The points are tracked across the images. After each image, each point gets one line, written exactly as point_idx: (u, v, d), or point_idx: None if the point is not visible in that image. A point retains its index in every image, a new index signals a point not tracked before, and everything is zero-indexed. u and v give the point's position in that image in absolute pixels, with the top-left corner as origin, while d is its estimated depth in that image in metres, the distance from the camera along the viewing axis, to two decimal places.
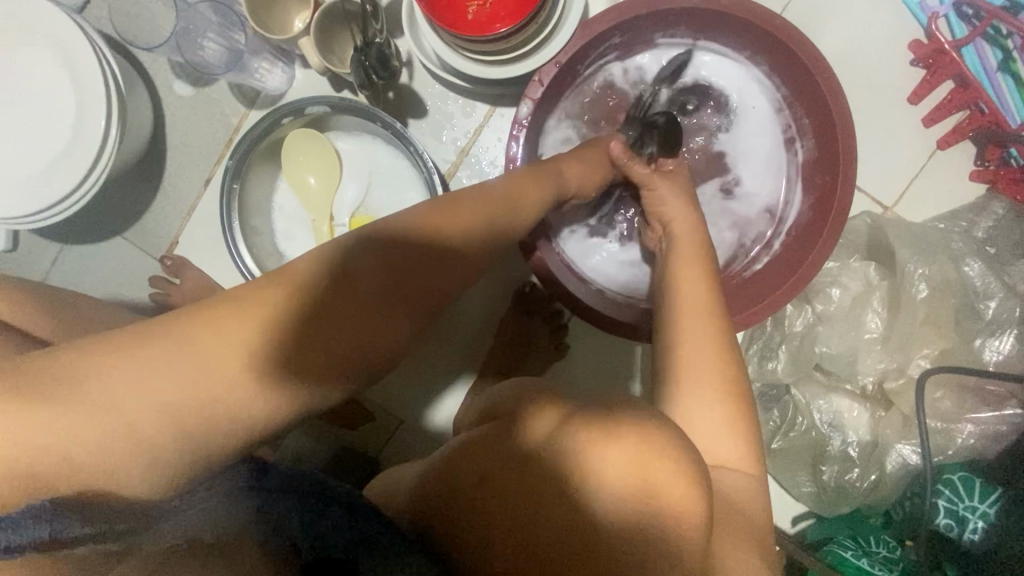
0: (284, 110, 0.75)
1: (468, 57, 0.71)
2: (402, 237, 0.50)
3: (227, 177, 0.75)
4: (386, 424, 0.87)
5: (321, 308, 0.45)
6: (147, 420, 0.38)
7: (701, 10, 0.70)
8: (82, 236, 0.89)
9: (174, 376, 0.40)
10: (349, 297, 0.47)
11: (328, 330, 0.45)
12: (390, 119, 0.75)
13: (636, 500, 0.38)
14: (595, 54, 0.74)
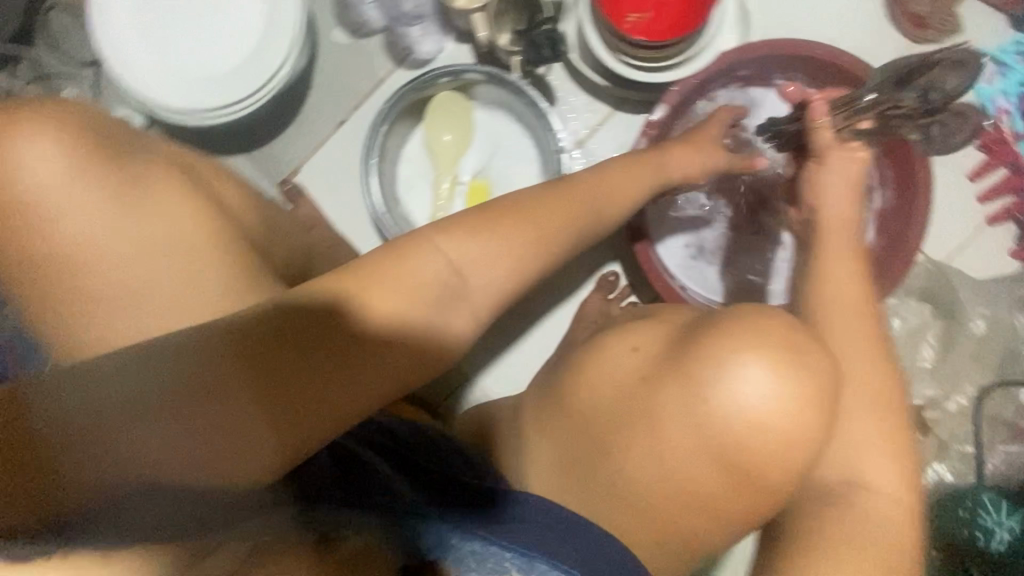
0: (441, 72, 0.85)
1: (618, 59, 0.81)
2: (454, 245, 0.52)
3: (380, 118, 0.84)
4: (453, 378, 0.93)
5: (345, 328, 0.46)
6: (137, 447, 0.41)
7: (822, 61, 0.81)
8: (208, 146, 0.94)
9: (182, 407, 0.42)
10: (389, 299, 0.48)
11: (351, 343, 0.46)
12: (534, 99, 0.85)
13: (780, 407, 0.52)
14: (721, 80, 0.84)
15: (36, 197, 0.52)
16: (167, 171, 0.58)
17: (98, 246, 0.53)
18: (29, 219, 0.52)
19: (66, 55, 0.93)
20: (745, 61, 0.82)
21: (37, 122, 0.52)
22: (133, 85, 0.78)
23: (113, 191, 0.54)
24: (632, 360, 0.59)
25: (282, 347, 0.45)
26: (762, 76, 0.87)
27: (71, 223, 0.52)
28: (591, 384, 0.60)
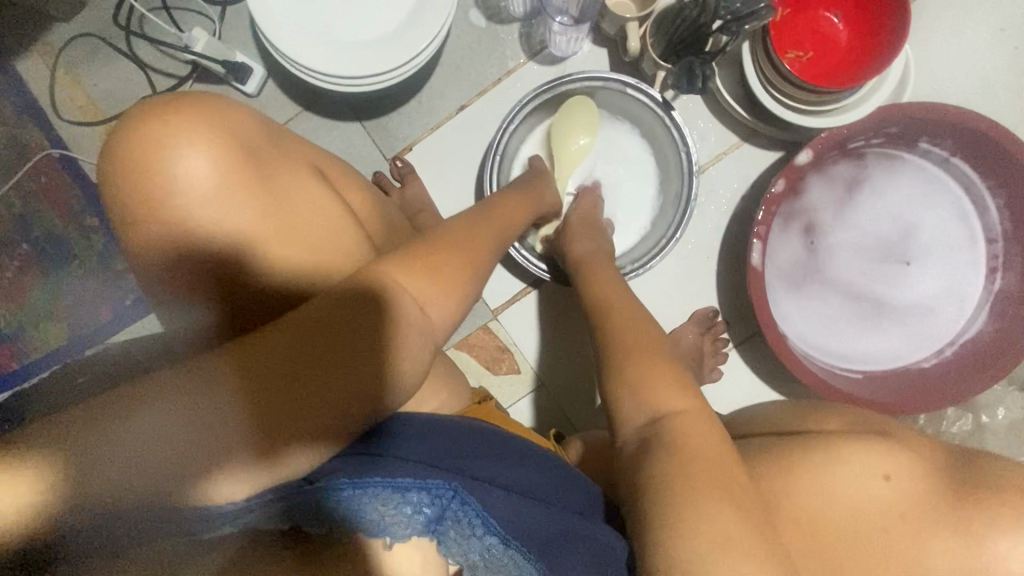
0: (597, 76, 0.84)
1: (772, 96, 0.78)
2: (409, 279, 0.48)
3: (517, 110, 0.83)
4: (528, 382, 0.96)
5: (349, 335, 0.43)
6: (129, 470, 0.38)
7: (981, 135, 0.78)
8: (324, 108, 0.92)
9: (178, 436, 0.39)
10: (366, 331, 0.44)
11: (329, 377, 0.42)
12: (678, 130, 0.83)
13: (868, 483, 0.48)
14: (868, 135, 0.80)
15: (194, 196, 0.53)
16: (301, 169, 0.58)
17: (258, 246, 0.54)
18: (196, 219, 0.53)
19: None
20: (898, 120, 0.78)
21: (203, 126, 0.53)
22: (271, 36, 0.75)
23: (259, 186, 0.54)
24: (881, 494, 0.48)
25: (290, 346, 0.42)
26: (909, 138, 0.83)
27: (223, 217, 0.53)
28: (807, 495, 0.48)
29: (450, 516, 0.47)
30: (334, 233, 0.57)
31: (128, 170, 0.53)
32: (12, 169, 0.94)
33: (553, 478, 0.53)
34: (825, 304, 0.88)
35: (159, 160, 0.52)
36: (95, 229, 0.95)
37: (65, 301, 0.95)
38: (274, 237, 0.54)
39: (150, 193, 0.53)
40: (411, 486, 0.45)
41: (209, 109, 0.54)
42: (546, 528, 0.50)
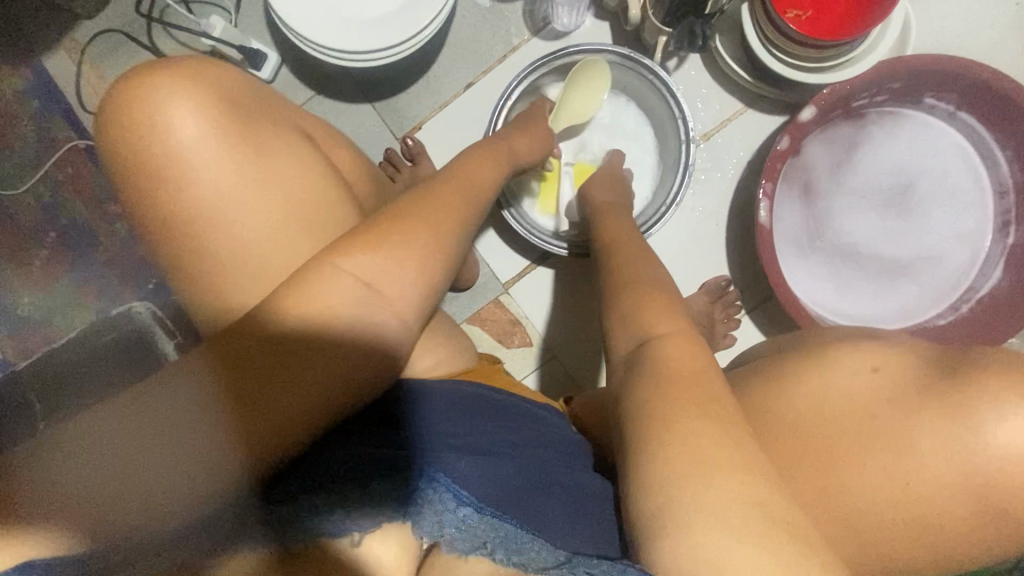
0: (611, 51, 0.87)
1: (771, 55, 0.79)
2: (354, 260, 0.49)
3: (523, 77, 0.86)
4: (540, 354, 0.97)
5: (292, 330, 0.46)
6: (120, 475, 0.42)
7: (988, 86, 0.78)
8: (335, 92, 0.95)
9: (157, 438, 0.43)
10: (311, 326, 0.46)
11: (281, 378, 0.45)
12: (674, 99, 0.87)
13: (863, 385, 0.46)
14: (872, 91, 0.81)
15: (173, 153, 0.54)
16: (285, 135, 0.59)
17: (233, 198, 0.55)
18: (174, 169, 0.54)
19: None
20: (902, 74, 0.79)
21: (187, 84, 0.54)
22: (285, 13, 0.78)
23: (236, 151, 0.55)
24: (872, 383, 0.46)
25: (250, 346, 0.45)
26: (913, 94, 0.83)
27: (198, 179, 0.54)
28: (798, 397, 0.47)
29: (419, 493, 0.47)
30: (317, 198, 0.58)
31: (112, 138, 0.55)
32: (40, 160, 0.98)
33: (534, 438, 0.57)
34: (834, 261, 0.88)
35: (142, 112, 0.53)
36: (118, 215, 0.98)
37: (88, 285, 0.98)
38: (248, 199, 0.55)
39: (132, 144, 0.54)
40: (375, 475, 0.47)
41: (200, 70, 0.56)
42: (525, 485, 0.50)
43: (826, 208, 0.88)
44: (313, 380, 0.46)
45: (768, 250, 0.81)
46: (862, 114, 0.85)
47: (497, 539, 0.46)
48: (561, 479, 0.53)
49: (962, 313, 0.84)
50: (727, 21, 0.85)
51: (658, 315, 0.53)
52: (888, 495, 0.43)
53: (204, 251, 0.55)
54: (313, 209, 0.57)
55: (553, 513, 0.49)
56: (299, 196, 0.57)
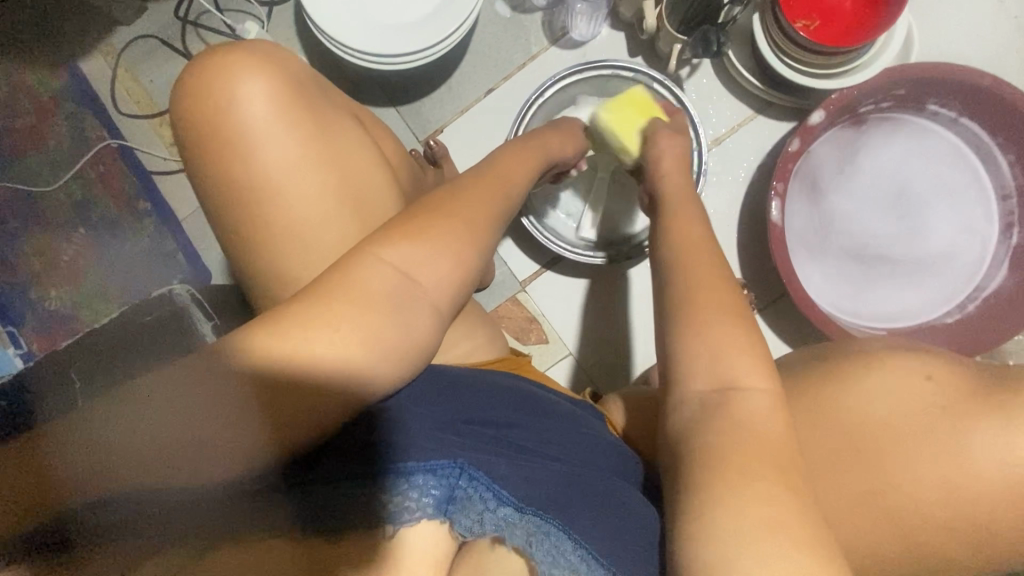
0: (624, 66, 0.91)
1: (781, 61, 0.83)
2: (395, 251, 0.50)
3: (544, 89, 0.90)
4: (556, 351, 0.99)
5: (341, 312, 0.46)
6: (150, 470, 0.41)
7: (991, 92, 0.81)
8: (361, 96, 0.98)
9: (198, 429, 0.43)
10: (357, 308, 0.47)
11: (328, 363, 0.45)
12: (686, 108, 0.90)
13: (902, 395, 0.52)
14: (878, 98, 0.85)
15: (246, 124, 0.57)
16: (349, 120, 0.63)
17: (293, 169, 0.58)
18: (242, 141, 0.57)
19: None
20: (907, 80, 0.82)
21: (264, 66, 0.58)
22: (319, 18, 0.82)
23: (307, 131, 0.59)
24: (922, 388, 0.52)
25: (299, 325, 0.45)
26: (918, 100, 0.86)
27: (268, 151, 0.57)
28: (849, 397, 0.54)
29: (460, 495, 0.47)
30: (376, 183, 0.62)
31: (189, 111, 0.58)
32: (72, 158, 1.01)
33: (567, 438, 0.57)
34: (843, 261, 0.91)
35: (218, 84, 0.57)
36: (147, 212, 1.02)
37: (114, 279, 1.01)
38: (310, 178, 0.59)
39: (205, 115, 0.57)
40: (414, 471, 0.46)
41: (273, 56, 0.60)
42: (563, 486, 0.51)
43: (836, 209, 0.91)
44: (353, 365, 0.46)
45: (781, 249, 0.83)
46: (870, 118, 0.88)
47: (537, 538, 0.47)
48: (595, 481, 0.54)
49: (967, 312, 0.87)
50: (738, 32, 0.89)
51: (682, 295, 0.55)
52: None
53: (270, 218, 0.58)
54: (371, 197, 0.61)
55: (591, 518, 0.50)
56: (355, 176, 0.61)
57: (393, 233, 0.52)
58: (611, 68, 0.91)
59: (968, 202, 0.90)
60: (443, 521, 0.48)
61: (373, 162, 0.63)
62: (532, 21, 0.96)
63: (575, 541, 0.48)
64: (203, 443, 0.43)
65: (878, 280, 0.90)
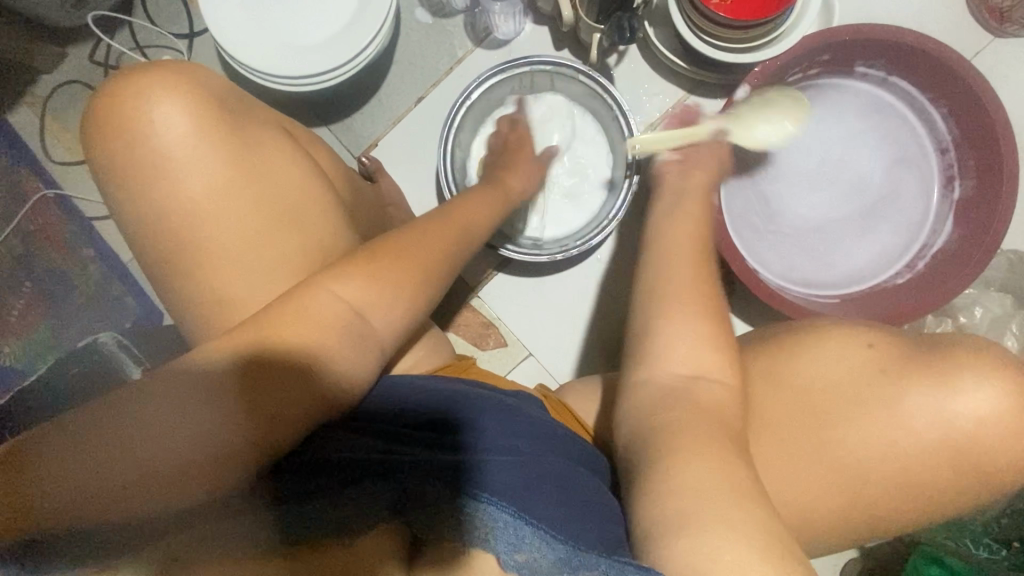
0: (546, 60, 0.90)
1: (702, 40, 0.83)
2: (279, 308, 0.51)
3: (469, 93, 0.88)
4: (517, 353, 0.99)
5: (303, 347, 0.49)
6: (128, 476, 0.44)
7: (912, 49, 0.80)
8: (291, 119, 0.97)
9: (163, 440, 0.45)
10: (317, 342, 0.50)
11: (275, 385, 0.48)
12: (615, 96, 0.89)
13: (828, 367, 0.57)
14: (803, 66, 0.84)
15: (157, 147, 0.55)
16: (276, 137, 0.61)
17: (219, 193, 0.56)
18: (159, 160, 0.55)
19: (162, 24, 0.97)
20: (827, 46, 0.81)
21: (178, 92, 0.56)
22: (229, 47, 0.81)
23: (229, 154, 0.57)
24: (854, 359, 0.57)
25: (265, 355, 0.49)
26: (844, 63, 0.86)
27: (184, 173, 0.55)
28: (797, 370, 0.57)
29: (412, 495, 0.48)
30: (309, 198, 0.60)
31: (104, 139, 0.56)
32: (11, 211, 1.00)
33: (535, 432, 0.57)
34: (794, 238, 0.90)
35: (127, 109, 0.55)
36: (91, 258, 1.01)
37: (66, 329, 1.00)
38: (229, 199, 0.57)
39: (113, 138, 0.55)
40: (365, 480, 0.48)
41: (187, 79, 0.58)
42: (527, 477, 0.51)
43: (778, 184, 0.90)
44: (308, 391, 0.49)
45: (719, 227, 0.82)
46: (799, 90, 0.88)
47: (498, 533, 0.47)
48: (559, 475, 0.54)
49: (913, 272, 0.87)
50: (657, 13, 0.88)
51: None
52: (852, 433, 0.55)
53: (180, 245, 0.56)
54: (315, 210, 0.60)
55: (557, 503, 0.51)
56: (284, 193, 0.59)
57: (342, 266, 0.54)
58: (535, 64, 0.89)
59: (911, 163, 0.90)
60: (397, 531, 0.48)
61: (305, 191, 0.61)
62: (454, 25, 0.96)
63: (538, 529, 0.47)
64: (183, 458, 0.45)
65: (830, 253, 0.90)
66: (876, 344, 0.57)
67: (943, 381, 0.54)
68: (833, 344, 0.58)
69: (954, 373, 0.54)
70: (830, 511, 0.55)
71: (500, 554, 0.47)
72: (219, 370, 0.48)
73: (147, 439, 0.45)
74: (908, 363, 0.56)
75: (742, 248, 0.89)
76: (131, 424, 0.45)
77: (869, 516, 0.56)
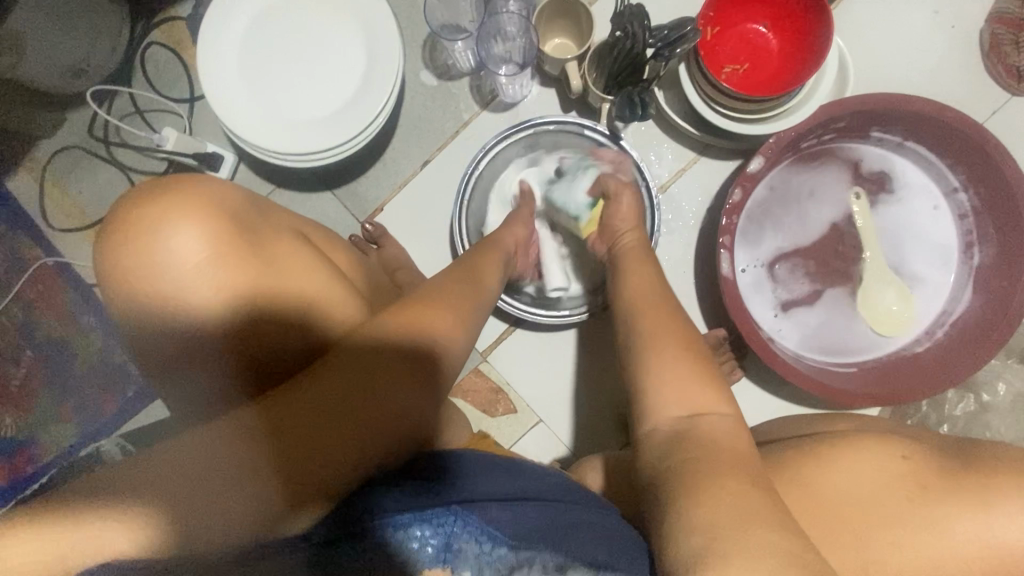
0: (552, 122, 0.88)
1: (716, 112, 0.80)
2: None
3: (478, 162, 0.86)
4: (527, 419, 0.97)
5: (356, 392, 0.48)
6: (195, 515, 0.42)
7: (932, 118, 0.78)
8: (294, 184, 0.96)
9: (218, 490, 0.43)
10: (370, 393, 0.48)
11: (330, 430, 0.46)
12: (630, 164, 0.88)
13: (868, 478, 0.53)
14: (817, 134, 0.82)
15: (174, 268, 0.55)
16: (288, 240, 0.62)
17: (241, 305, 0.56)
18: (178, 284, 0.55)
19: (162, 89, 0.96)
20: (843, 115, 0.79)
21: (186, 203, 0.56)
22: (231, 123, 0.79)
23: (248, 261, 0.57)
24: (897, 465, 0.54)
25: (317, 402, 0.47)
26: (859, 129, 0.84)
27: (204, 292, 0.55)
28: (833, 480, 0.54)
29: (457, 541, 0.48)
30: (330, 296, 0.60)
31: (123, 270, 0.56)
32: (10, 279, 0.98)
33: (552, 485, 0.58)
34: (810, 306, 0.88)
35: (142, 237, 0.55)
36: (91, 326, 0.99)
37: (69, 399, 0.98)
38: (256, 306, 0.57)
39: (131, 264, 0.56)
40: (413, 522, 0.47)
41: (191, 188, 0.58)
42: (559, 526, 0.53)
43: (795, 249, 0.88)
44: (361, 446, 0.46)
45: (735, 301, 0.81)
46: (812, 155, 0.87)
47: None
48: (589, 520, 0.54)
49: (931, 341, 0.85)
50: (667, 78, 0.86)
51: None
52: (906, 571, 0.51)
53: (208, 362, 0.57)
54: (342, 306, 0.60)
55: (591, 547, 0.51)
56: (306, 294, 0.59)
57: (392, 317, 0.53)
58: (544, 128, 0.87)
59: (930, 229, 0.87)
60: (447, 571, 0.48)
61: (326, 276, 0.61)
62: (459, 88, 0.94)
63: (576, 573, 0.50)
64: (245, 496, 0.43)
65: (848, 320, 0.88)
66: (914, 452, 0.54)
67: (985, 505, 0.50)
68: (864, 448, 0.55)
69: (994, 494, 0.50)
70: None
71: None
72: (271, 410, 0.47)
73: (208, 482, 0.43)
74: (939, 476, 0.52)
75: (755, 315, 0.87)
76: (190, 465, 0.43)
77: None
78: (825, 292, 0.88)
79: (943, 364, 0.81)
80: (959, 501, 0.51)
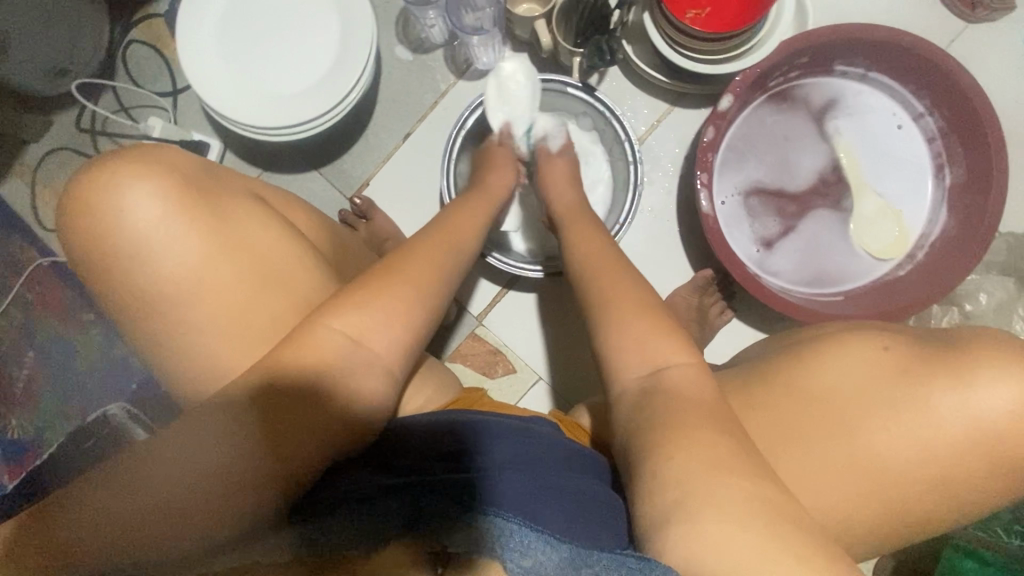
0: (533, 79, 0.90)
1: (681, 54, 0.83)
2: (300, 354, 0.51)
3: (464, 121, 0.89)
4: (528, 378, 0.98)
5: (303, 389, 0.50)
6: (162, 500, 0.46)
7: (892, 43, 0.81)
8: (281, 166, 0.98)
9: (184, 476, 0.47)
10: (316, 389, 0.51)
11: (283, 420, 0.49)
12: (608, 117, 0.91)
13: (855, 369, 0.55)
14: (783, 70, 0.85)
15: (132, 230, 0.57)
16: (248, 203, 0.63)
17: (193, 270, 0.58)
18: (135, 246, 0.57)
19: (146, 84, 0.98)
20: (806, 48, 0.82)
21: (144, 165, 0.58)
22: (214, 102, 0.81)
23: (205, 227, 0.59)
24: (882, 357, 0.56)
25: (276, 399, 0.50)
26: (824, 63, 0.87)
27: (161, 259, 0.57)
28: (818, 377, 0.56)
29: (428, 510, 0.48)
30: (287, 261, 0.61)
31: (83, 236, 0.58)
32: (7, 282, 1.00)
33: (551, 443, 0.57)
34: (794, 240, 0.90)
35: (101, 198, 0.57)
36: (91, 322, 1.00)
37: (73, 396, 0.99)
38: (207, 274, 0.58)
39: (89, 228, 0.57)
40: (382, 499, 0.48)
41: (148, 155, 0.60)
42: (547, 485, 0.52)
43: (775, 185, 0.90)
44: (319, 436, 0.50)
45: (717, 235, 0.83)
46: (782, 94, 0.89)
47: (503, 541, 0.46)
48: (581, 480, 0.54)
49: (913, 263, 0.87)
50: (634, 30, 0.89)
51: None
52: (896, 451, 0.53)
53: (162, 330, 0.58)
54: (300, 274, 0.61)
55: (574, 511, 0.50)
56: (262, 258, 0.60)
57: (336, 303, 0.54)
58: None
59: (903, 155, 0.90)
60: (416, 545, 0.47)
61: (280, 241, 0.62)
62: (435, 60, 0.96)
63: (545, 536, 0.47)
64: (210, 485, 0.46)
65: (833, 249, 0.89)
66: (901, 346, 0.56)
67: (969, 384, 0.52)
68: (850, 344, 0.57)
69: (977, 372, 0.52)
70: (867, 524, 0.54)
71: (508, 560, 0.46)
72: (231, 407, 0.50)
73: (176, 468, 0.47)
74: (919, 358, 0.54)
75: (740, 253, 0.89)
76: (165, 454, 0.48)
77: (904, 526, 0.54)
78: (807, 224, 0.90)
79: (926, 280, 0.83)
80: (944, 381, 0.53)
